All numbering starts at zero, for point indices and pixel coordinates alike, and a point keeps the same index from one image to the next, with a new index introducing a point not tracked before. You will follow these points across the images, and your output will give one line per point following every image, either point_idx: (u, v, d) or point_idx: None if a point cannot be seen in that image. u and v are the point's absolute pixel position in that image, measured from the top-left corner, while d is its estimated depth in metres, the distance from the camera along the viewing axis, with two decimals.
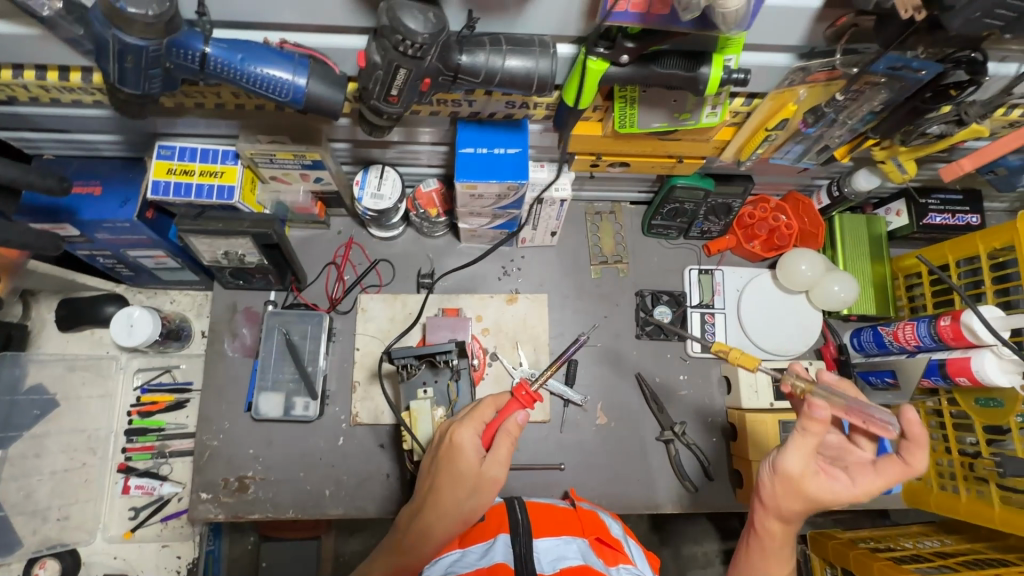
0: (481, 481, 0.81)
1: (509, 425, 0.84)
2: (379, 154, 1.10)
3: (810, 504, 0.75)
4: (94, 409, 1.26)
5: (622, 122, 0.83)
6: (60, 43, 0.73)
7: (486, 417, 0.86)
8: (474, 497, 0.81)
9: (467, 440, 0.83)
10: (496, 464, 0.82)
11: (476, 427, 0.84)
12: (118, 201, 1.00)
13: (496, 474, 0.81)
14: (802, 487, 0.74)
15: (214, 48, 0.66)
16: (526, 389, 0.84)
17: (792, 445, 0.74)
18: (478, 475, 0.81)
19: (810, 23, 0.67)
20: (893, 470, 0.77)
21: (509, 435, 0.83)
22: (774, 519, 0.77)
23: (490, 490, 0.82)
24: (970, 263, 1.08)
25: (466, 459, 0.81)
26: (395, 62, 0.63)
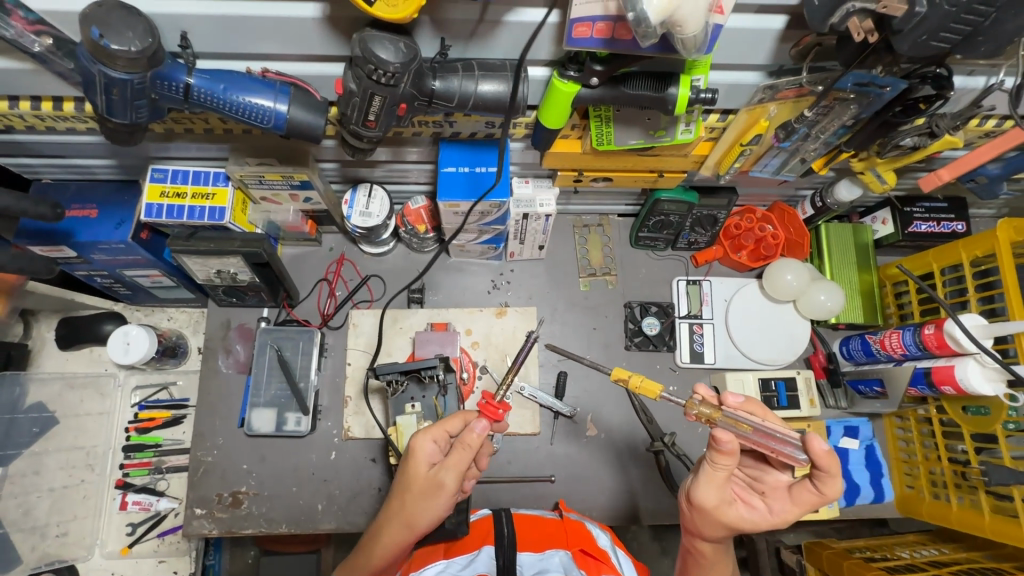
0: (430, 486, 0.80)
1: (467, 435, 0.79)
2: (368, 172, 1.12)
3: (725, 531, 0.79)
4: (92, 425, 1.28)
5: (599, 139, 0.85)
6: (52, 76, 0.76)
7: (451, 428, 0.83)
8: (422, 503, 0.79)
9: (421, 447, 0.81)
10: (449, 470, 0.79)
11: (434, 435, 0.82)
12: (113, 223, 1.03)
13: (445, 480, 0.79)
14: (715, 517, 0.78)
15: (197, 79, 0.69)
16: (490, 401, 0.79)
17: (703, 476, 0.78)
18: (425, 479, 0.80)
19: (774, 42, 0.69)
20: (808, 498, 0.79)
21: (466, 446, 0.79)
22: (701, 539, 0.84)
23: (435, 497, 0.79)
24: (954, 271, 1.09)
25: (417, 464, 0.81)
26: (370, 90, 0.65)
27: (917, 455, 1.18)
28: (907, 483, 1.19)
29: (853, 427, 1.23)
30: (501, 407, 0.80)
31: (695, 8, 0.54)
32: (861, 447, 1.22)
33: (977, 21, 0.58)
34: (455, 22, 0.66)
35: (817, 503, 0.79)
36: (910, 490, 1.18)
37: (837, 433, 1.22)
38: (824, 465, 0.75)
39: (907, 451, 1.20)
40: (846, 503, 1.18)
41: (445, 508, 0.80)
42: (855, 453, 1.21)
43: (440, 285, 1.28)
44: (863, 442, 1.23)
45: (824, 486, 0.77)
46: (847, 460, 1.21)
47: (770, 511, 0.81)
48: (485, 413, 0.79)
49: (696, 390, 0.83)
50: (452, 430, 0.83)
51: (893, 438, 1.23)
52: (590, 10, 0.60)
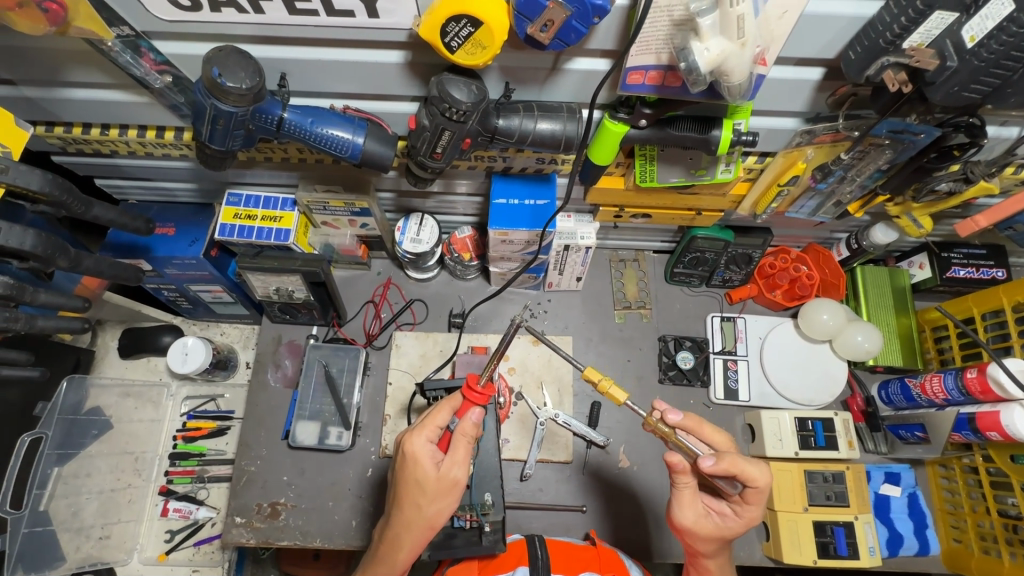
0: (443, 484, 0.83)
1: (464, 426, 0.83)
2: (420, 203, 1.21)
3: (717, 540, 0.89)
4: (143, 432, 1.33)
5: (643, 177, 0.91)
6: (162, 108, 0.87)
7: (440, 423, 0.86)
8: (438, 499, 0.83)
9: (421, 450, 0.83)
10: (456, 463, 0.83)
11: (428, 435, 0.85)
12: (188, 240, 1.13)
13: (457, 474, 0.83)
14: (700, 532, 0.89)
15: (290, 113, 0.78)
16: (476, 389, 0.83)
17: (677, 499, 0.90)
18: (439, 480, 0.83)
19: (812, 92, 0.75)
20: (756, 496, 0.86)
21: (465, 437, 0.84)
22: (704, 559, 0.92)
23: (451, 492, 0.83)
24: (995, 316, 1.09)
25: (426, 467, 0.83)
26: (442, 126, 0.72)
27: (963, 506, 1.14)
28: (954, 536, 1.15)
29: (894, 474, 1.20)
30: (485, 391, 0.84)
31: (741, 61, 0.60)
32: (903, 495, 1.19)
33: (1005, 75, 0.63)
34: (522, 69, 0.74)
35: (766, 495, 0.86)
36: (958, 544, 1.14)
37: (878, 479, 1.20)
38: (720, 470, 0.84)
39: (952, 502, 1.16)
40: (888, 553, 1.14)
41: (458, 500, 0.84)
42: (896, 501, 1.18)
43: (480, 312, 1.33)
44: (906, 490, 1.20)
45: (753, 477, 0.85)
46: (888, 508, 1.18)
47: (738, 513, 0.89)
48: (474, 401, 0.83)
49: (655, 406, 0.91)
50: (440, 424, 0.86)
51: (938, 487, 1.19)
52: (644, 60, 0.67)
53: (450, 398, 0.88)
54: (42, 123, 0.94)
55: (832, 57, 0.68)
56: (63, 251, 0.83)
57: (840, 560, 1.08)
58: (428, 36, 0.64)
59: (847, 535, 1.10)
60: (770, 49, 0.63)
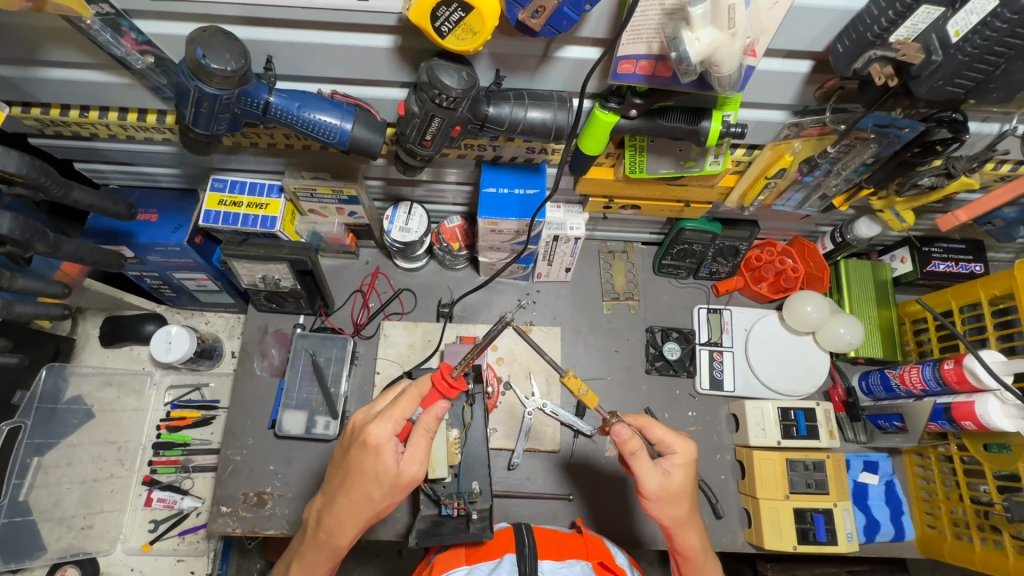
0: (400, 480, 0.82)
1: (428, 419, 0.82)
2: (409, 192, 1.20)
3: (685, 496, 0.89)
4: (126, 422, 1.32)
5: (632, 167, 0.91)
6: (143, 90, 0.85)
7: (405, 412, 0.84)
8: (390, 493, 0.82)
9: (383, 439, 0.81)
10: (415, 460, 0.82)
11: (392, 425, 0.82)
12: (171, 227, 1.10)
13: (414, 473, 0.82)
14: (673, 490, 0.88)
15: (277, 97, 0.77)
16: (448, 380, 0.83)
17: (641, 471, 0.88)
18: (397, 477, 0.81)
19: (800, 85, 0.75)
20: (659, 427, 0.92)
21: (427, 431, 0.82)
22: (687, 525, 0.89)
23: (405, 489, 0.83)
24: (973, 309, 1.12)
25: (386, 459, 0.81)
26: (431, 112, 0.72)
27: (938, 494, 1.17)
28: (927, 522, 1.18)
29: (872, 462, 1.23)
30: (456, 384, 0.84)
31: (732, 51, 0.60)
32: (881, 483, 1.22)
33: (988, 71, 0.64)
34: (513, 56, 0.73)
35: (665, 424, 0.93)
36: (932, 530, 1.17)
37: (856, 467, 1.23)
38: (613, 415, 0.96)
39: (927, 490, 1.20)
40: (865, 539, 1.17)
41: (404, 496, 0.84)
42: (874, 488, 1.21)
43: (469, 303, 1.33)
44: (883, 478, 1.23)
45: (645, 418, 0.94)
46: (866, 495, 1.21)
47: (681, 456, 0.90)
48: (443, 394, 0.83)
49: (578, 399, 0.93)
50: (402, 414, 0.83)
51: (914, 475, 1.22)
52: (635, 49, 0.66)
53: (415, 388, 0.86)
54: (18, 104, 0.91)
55: (820, 51, 0.69)
56: (41, 236, 0.81)
57: (819, 546, 1.11)
58: (418, 19, 0.63)
59: (826, 521, 1.12)
60: (761, 40, 0.63)
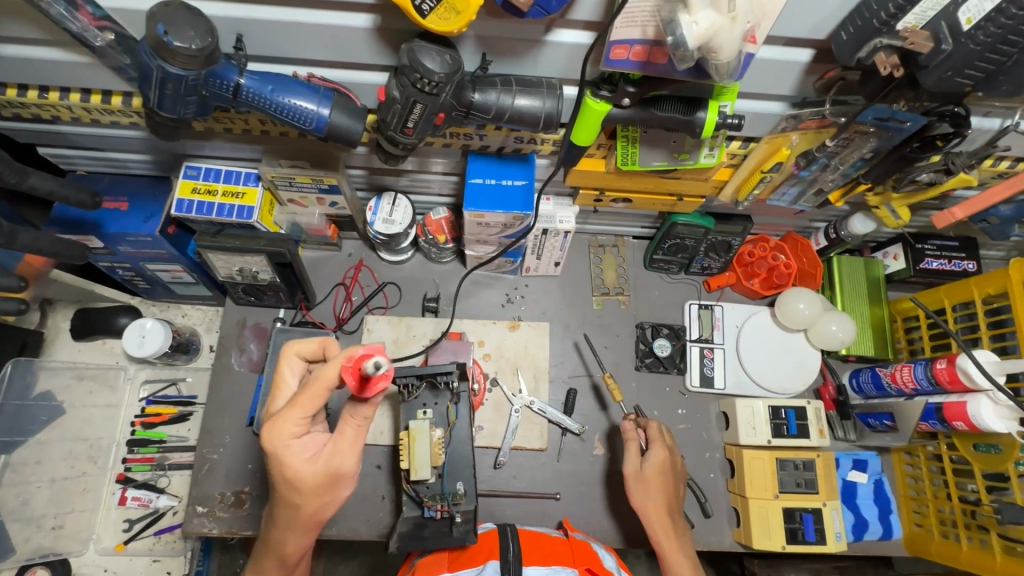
0: (325, 479, 0.74)
1: (350, 410, 0.73)
2: (393, 181, 1.16)
3: (661, 488, 1.02)
4: (98, 418, 1.27)
5: (624, 159, 0.88)
6: (106, 71, 0.79)
7: (313, 406, 0.72)
8: (318, 496, 0.75)
9: (291, 445, 0.73)
10: (347, 450, 0.75)
11: (295, 427, 0.72)
12: (142, 216, 1.05)
13: (347, 465, 0.75)
14: (642, 475, 1.03)
15: (248, 79, 0.72)
16: (355, 369, 0.67)
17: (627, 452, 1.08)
18: (319, 477, 0.74)
19: (800, 74, 0.72)
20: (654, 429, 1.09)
21: (353, 421, 0.73)
22: (661, 515, 1.00)
23: (336, 484, 0.75)
24: (965, 308, 1.11)
25: (298, 464, 0.73)
26: (413, 98, 0.67)
27: (926, 492, 1.16)
28: (915, 521, 1.18)
29: (862, 461, 1.22)
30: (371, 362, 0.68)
31: (731, 36, 0.57)
32: (870, 482, 1.22)
33: (998, 62, 0.61)
34: (499, 39, 0.69)
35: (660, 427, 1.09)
36: (919, 529, 1.17)
37: (846, 466, 1.22)
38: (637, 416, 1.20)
39: (916, 488, 1.19)
40: (853, 538, 1.17)
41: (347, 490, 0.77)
42: (862, 487, 1.21)
43: (456, 297, 1.29)
44: (872, 477, 1.22)
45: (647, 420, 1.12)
46: (855, 494, 1.20)
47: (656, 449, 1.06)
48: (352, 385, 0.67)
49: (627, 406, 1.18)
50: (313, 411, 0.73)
51: (902, 474, 1.22)
52: (629, 34, 0.63)
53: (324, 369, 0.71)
54: None
55: (823, 38, 0.65)
56: None
57: (808, 545, 1.10)
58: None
59: (815, 521, 1.11)
60: (762, 25, 0.60)
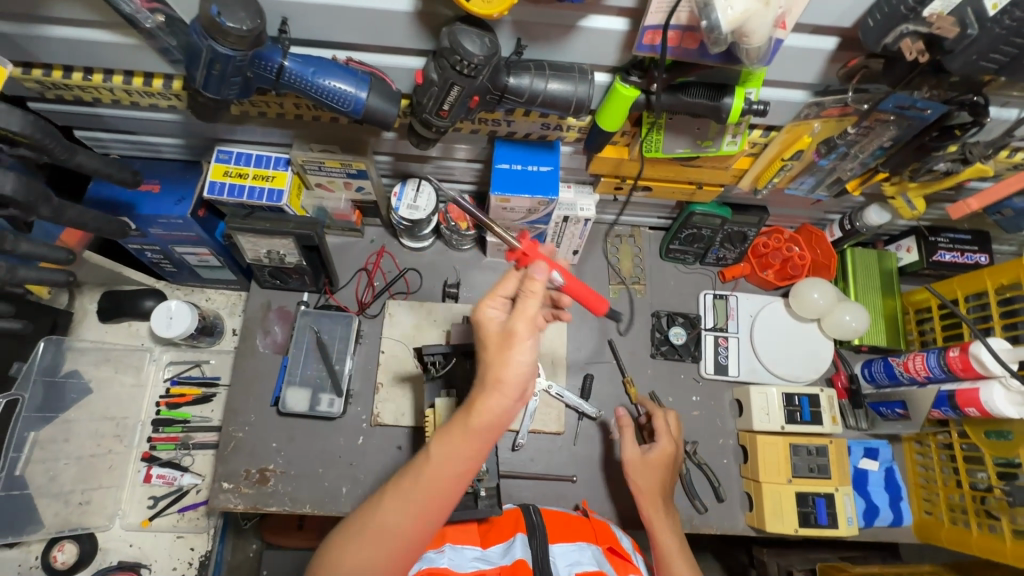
0: (500, 338, 0.69)
1: (529, 281, 0.70)
2: (417, 168, 1.18)
3: (659, 472, 1.06)
4: (124, 397, 1.30)
5: (648, 146, 0.91)
6: (151, 52, 0.82)
7: (506, 289, 0.73)
8: (489, 387, 0.68)
9: (485, 314, 0.72)
10: (521, 317, 0.68)
11: (492, 301, 0.73)
12: (174, 199, 1.08)
13: (518, 329, 0.68)
14: (644, 460, 1.06)
15: (291, 62, 0.75)
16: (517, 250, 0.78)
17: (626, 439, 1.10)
18: (496, 340, 0.69)
19: (824, 63, 0.74)
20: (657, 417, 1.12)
21: (529, 291, 0.69)
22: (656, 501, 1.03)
23: (506, 349, 0.68)
24: (978, 298, 1.13)
25: (488, 327, 0.71)
26: (451, 80, 0.70)
27: (936, 480, 1.18)
28: (925, 508, 1.20)
29: (873, 449, 1.24)
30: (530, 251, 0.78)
31: (764, 21, 0.60)
32: (880, 469, 1.24)
33: (1020, 47, 0.63)
34: (535, 25, 0.72)
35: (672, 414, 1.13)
36: (929, 516, 1.19)
37: (857, 454, 1.24)
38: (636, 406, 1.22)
39: (926, 477, 1.21)
40: (864, 523, 1.19)
41: (523, 386, 0.69)
42: (873, 474, 1.23)
43: (475, 283, 1.32)
44: (883, 465, 1.24)
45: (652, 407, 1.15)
46: (866, 481, 1.22)
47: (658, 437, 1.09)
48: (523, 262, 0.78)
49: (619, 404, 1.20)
50: (511, 293, 0.74)
51: (913, 462, 1.24)
52: (663, 19, 0.65)
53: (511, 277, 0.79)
54: (19, 64, 0.88)
55: (848, 26, 0.68)
56: (46, 199, 0.80)
57: (820, 529, 1.12)
58: None
59: (827, 505, 1.14)
60: (791, 12, 0.62)
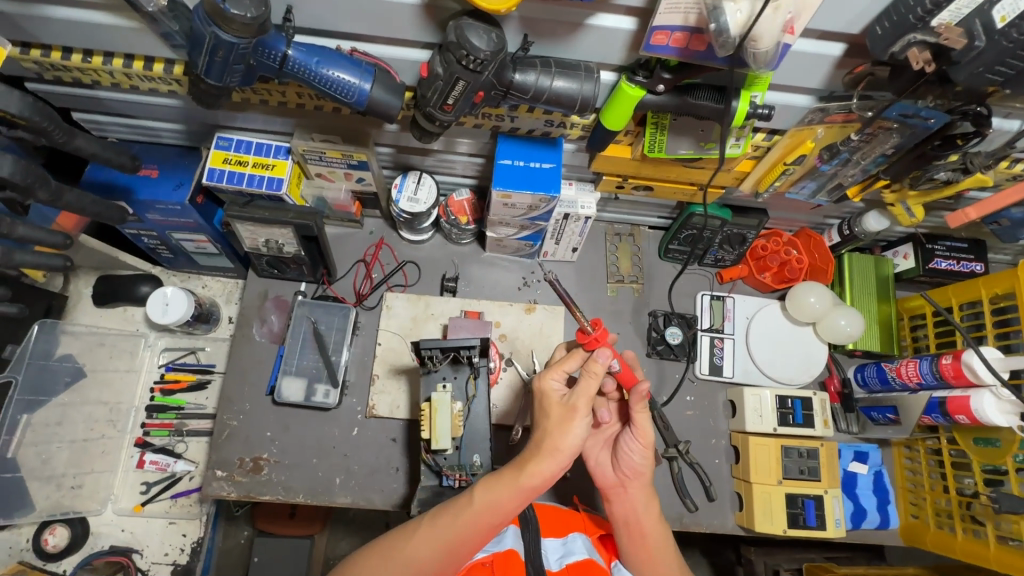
0: (564, 410, 0.80)
1: (592, 364, 0.80)
2: (419, 160, 1.18)
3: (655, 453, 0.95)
4: (119, 382, 1.29)
5: (651, 146, 0.90)
6: (152, 36, 0.81)
7: (569, 366, 0.85)
8: (548, 453, 0.78)
9: (550, 384, 0.84)
10: (583, 394, 0.79)
11: (557, 374, 0.85)
12: (172, 184, 1.07)
13: (579, 404, 0.79)
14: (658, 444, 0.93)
15: (295, 51, 0.74)
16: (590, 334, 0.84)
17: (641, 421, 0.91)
18: (560, 410, 0.80)
19: (830, 68, 0.74)
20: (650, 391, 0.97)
21: (593, 372, 0.80)
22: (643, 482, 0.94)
23: (569, 419, 0.79)
24: (972, 307, 1.14)
25: (552, 395, 0.83)
26: (456, 74, 0.70)
27: (923, 485, 1.20)
28: (912, 512, 1.22)
29: (863, 453, 1.26)
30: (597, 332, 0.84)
31: (772, 26, 0.61)
32: (870, 473, 1.25)
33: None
34: (542, 21, 0.71)
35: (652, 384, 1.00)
36: (915, 519, 1.21)
37: (847, 457, 1.25)
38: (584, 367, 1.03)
39: (914, 481, 1.23)
40: (852, 526, 1.20)
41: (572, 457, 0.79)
42: (863, 478, 1.24)
43: (473, 278, 1.32)
44: (872, 468, 1.26)
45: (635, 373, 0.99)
46: (855, 484, 1.23)
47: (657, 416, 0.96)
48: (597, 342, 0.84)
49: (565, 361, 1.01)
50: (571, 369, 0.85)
51: (901, 467, 1.26)
52: (671, 20, 0.64)
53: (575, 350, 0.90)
54: (17, 44, 0.87)
55: (856, 32, 0.68)
56: (43, 182, 0.79)
57: (808, 530, 1.14)
58: None
59: (816, 507, 1.15)
60: (801, 18, 0.62)
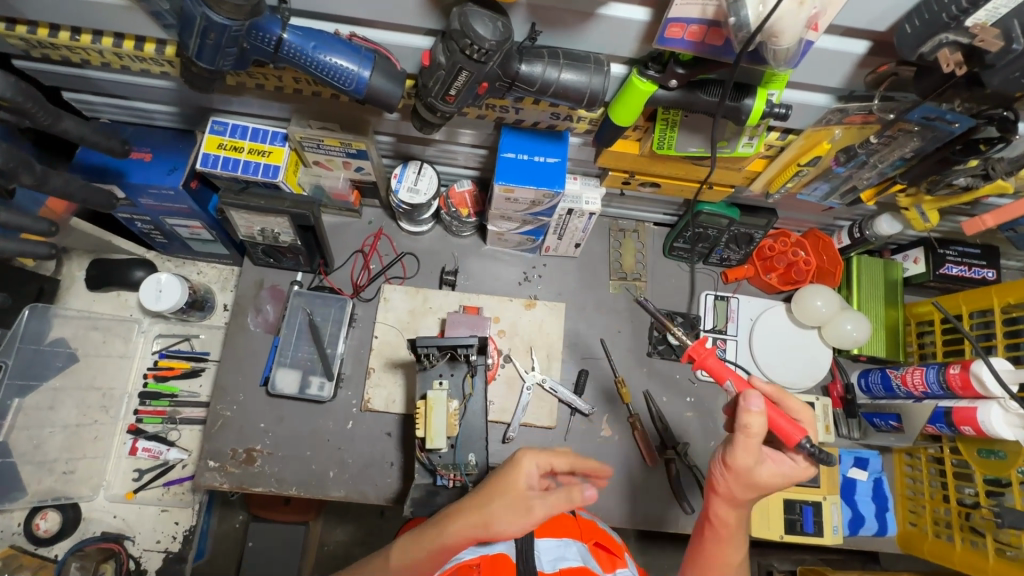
0: (521, 499, 0.74)
1: (574, 491, 0.74)
2: (419, 150, 1.14)
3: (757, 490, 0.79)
4: (112, 368, 1.28)
5: (660, 144, 0.87)
6: (142, 15, 0.78)
7: (556, 462, 0.80)
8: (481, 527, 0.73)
9: (528, 465, 0.79)
10: (549, 505, 0.74)
11: (540, 460, 0.80)
12: (165, 169, 1.04)
13: (540, 510, 0.73)
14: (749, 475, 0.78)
15: (291, 34, 0.70)
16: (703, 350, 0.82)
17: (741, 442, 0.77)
18: (517, 495, 0.75)
19: (853, 67, 0.70)
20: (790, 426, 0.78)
21: (568, 499, 0.74)
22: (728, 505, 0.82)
23: (520, 514, 0.73)
24: (982, 315, 1.11)
25: (522, 478, 0.77)
26: (459, 64, 0.66)
27: (923, 493, 1.19)
28: (910, 520, 1.20)
29: (863, 459, 1.25)
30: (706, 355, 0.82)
31: (796, 21, 0.57)
32: (869, 479, 1.24)
33: None
34: (549, 10, 0.67)
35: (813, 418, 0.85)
36: (913, 527, 1.19)
37: (847, 463, 1.24)
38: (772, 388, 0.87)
39: (913, 489, 1.21)
40: (849, 532, 1.19)
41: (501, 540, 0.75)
42: (862, 484, 1.23)
43: (473, 271, 1.29)
44: (872, 475, 1.25)
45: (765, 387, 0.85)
46: (854, 490, 1.22)
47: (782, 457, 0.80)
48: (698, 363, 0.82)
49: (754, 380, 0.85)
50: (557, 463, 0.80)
51: (902, 474, 1.24)
52: (688, 12, 0.61)
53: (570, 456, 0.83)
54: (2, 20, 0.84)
55: (882, 30, 0.64)
56: (28, 166, 0.76)
57: (805, 536, 1.13)
58: None
59: (814, 513, 1.14)
60: (825, 14, 0.59)
